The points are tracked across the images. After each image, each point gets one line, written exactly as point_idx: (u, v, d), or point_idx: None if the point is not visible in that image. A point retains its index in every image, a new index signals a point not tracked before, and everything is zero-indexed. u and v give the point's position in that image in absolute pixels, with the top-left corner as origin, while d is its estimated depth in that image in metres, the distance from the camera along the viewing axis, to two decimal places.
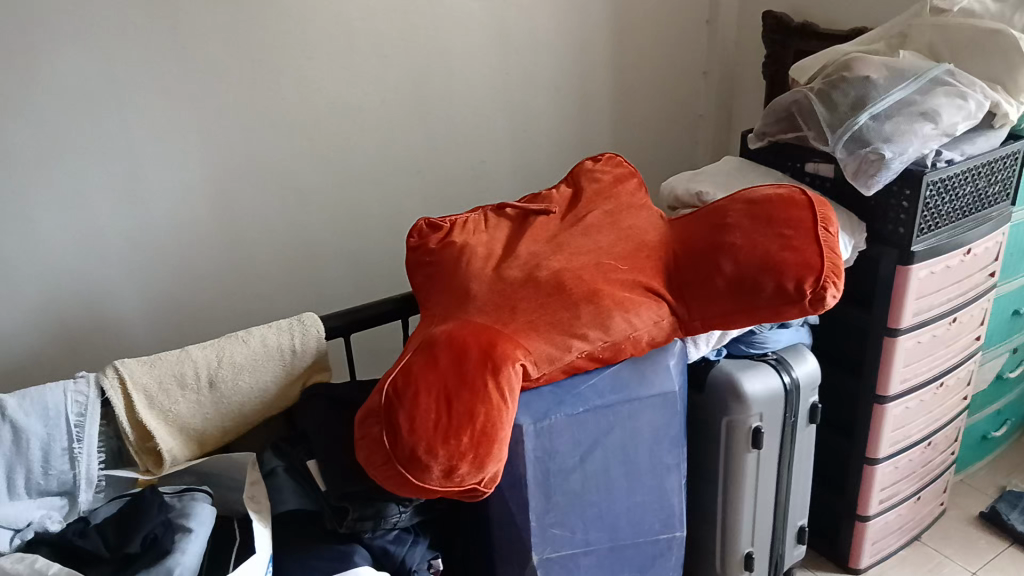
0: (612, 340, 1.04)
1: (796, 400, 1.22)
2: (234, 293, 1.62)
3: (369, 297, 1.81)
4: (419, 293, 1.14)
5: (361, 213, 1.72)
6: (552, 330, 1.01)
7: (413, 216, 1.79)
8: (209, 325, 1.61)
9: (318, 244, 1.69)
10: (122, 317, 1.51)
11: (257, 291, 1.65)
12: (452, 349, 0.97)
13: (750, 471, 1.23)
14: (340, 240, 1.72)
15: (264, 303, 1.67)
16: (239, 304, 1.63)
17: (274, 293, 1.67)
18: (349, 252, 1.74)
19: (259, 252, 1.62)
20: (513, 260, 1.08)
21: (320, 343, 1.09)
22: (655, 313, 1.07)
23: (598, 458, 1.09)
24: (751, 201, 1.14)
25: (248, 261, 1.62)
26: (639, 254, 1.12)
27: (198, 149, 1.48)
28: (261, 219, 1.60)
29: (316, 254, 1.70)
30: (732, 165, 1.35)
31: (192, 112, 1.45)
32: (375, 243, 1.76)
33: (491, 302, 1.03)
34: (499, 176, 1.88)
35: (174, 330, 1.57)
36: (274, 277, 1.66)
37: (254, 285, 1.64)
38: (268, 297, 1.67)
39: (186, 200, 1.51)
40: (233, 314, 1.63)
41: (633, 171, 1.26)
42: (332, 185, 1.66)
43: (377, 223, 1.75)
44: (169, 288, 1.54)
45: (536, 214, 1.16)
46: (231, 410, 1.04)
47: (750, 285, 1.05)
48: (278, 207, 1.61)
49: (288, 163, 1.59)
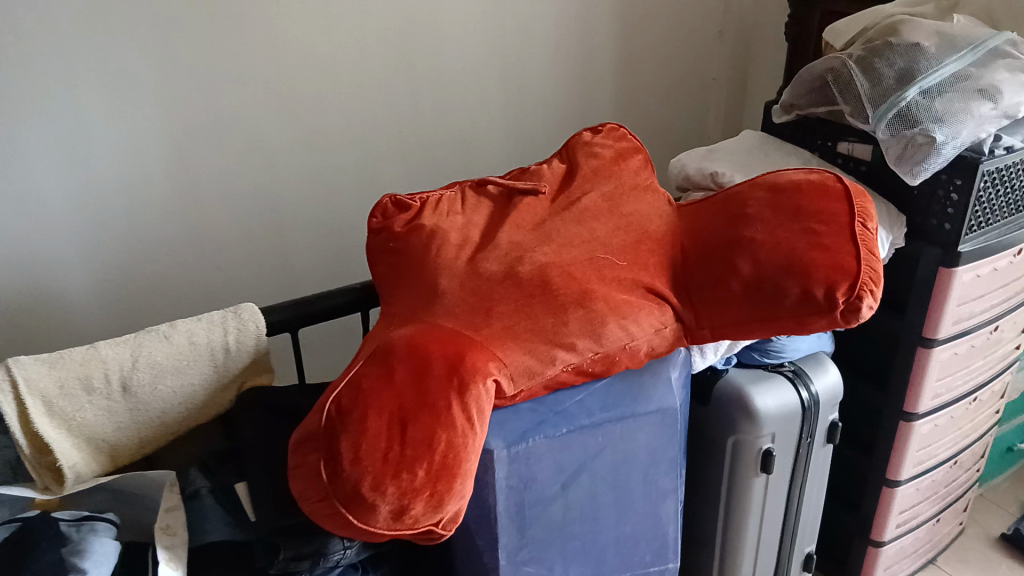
0: (604, 351, 0.87)
1: (815, 418, 1.06)
2: (192, 265, 1.44)
3: (342, 270, 1.63)
4: (381, 285, 0.97)
5: (334, 179, 1.54)
6: (533, 339, 0.84)
7: (393, 183, 1.61)
8: (164, 300, 1.44)
9: (287, 211, 1.51)
10: (63, 291, 1.33)
11: (217, 263, 1.47)
12: (412, 361, 0.80)
13: (756, 497, 1.07)
14: (312, 207, 1.54)
15: (224, 276, 1.49)
16: (198, 276, 1.46)
17: (238, 265, 1.50)
18: (322, 221, 1.56)
19: (218, 220, 1.44)
20: (491, 250, 0.91)
21: (262, 340, 0.93)
22: (658, 319, 0.90)
23: (582, 485, 0.93)
24: (775, 187, 0.96)
25: (208, 228, 1.44)
26: (642, 247, 0.95)
27: (148, 100, 1.29)
28: (222, 183, 1.42)
29: (283, 223, 1.52)
30: (753, 141, 1.17)
31: (140, 55, 1.25)
32: (350, 211, 1.59)
33: (463, 301, 0.86)
34: (490, 140, 1.69)
35: (125, 304, 1.40)
36: (237, 247, 1.48)
37: (214, 254, 1.46)
38: (230, 270, 1.49)
39: (136, 157, 1.32)
40: (192, 289, 1.46)
41: (639, 145, 1.08)
42: (302, 146, 1.47)
43: (354, 189, 1.57)
44: (117, 258, 1.36)
45: (522, 195, 0.99)
46: (150, 417, 0.88)
47: (771, 290, 0.88)
48: (240, 170, 1.43)
49: (253, 121, 1.40)
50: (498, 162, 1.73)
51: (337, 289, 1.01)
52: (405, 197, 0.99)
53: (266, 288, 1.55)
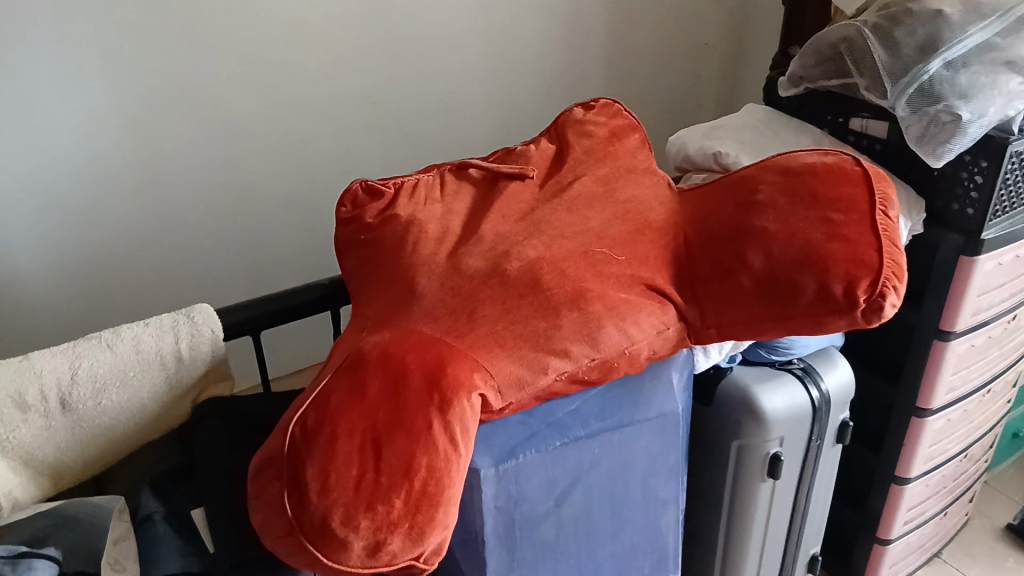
0: (602, 357, 0.78)
1: (825, 419, 0.99)
2: (153, 248, 1.39)
3: (316, 250, 1.58)
4: (352, 282, 0.87)
5: (306, 155, 1.47)
6: (522, 345, 0.75)
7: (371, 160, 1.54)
8: (127, 286, 1.40)
9: (255, 189, 1.45)
10: (19, 278, 1.29)
11: (181, 247, 1.42)
12: (387, 374, 0.71)
13: (762, 503, 1.00)
14: (281, 183, 1.47)
15: (190, 261, 1.44)
16: (164, 257, 1.41)
17: (206, 245, 1.44)
18: (292, 199, 1.50)
19: (181, 202, 1.38)
20: (473, 244, 0.81)
21: (220, 344, 0.84)
22: (660, 319, 0.82)
23: (577, 500, 0.85)
24: (787, 170, 0.87)
25: (172, 208, 1.38)
26: (642, 239, 0.85)
27: (106, 72, 1.23)
28: (186, 159, 1.35)
29: (252, 203, 1.46)
30: (758, 117, 1.08)
31: (93, 22, 1.19)
32: (323, 188, 1.52)
33: (444, 303, 0.77)
34: (472, 112, 1.61)
35: (85, 291, 1.36)
36: (204, 227, 1.43)
37: (179, 235, 1.40)
38: (194, 254, 1.44)
39: (92, 133, 1.26)
40: (156, 274, 1.42)
41: (635, 123, 0.98)
42: (268, 118, 1.40)
43: (327, 166, 1.50)
44: (77, 240, 1.31)
45: (508, 181, 0.89)
46: (94, 434, 0.79)
47: (784, 287, 0.80)
48: (204, 150, 1.37)
49: (216, 94, 1.33)
50: (479, 136, 1.64)
51: (305, 286, 0.91)
52: (376, 182, 0.88)
53: (236, 273, 1.50)
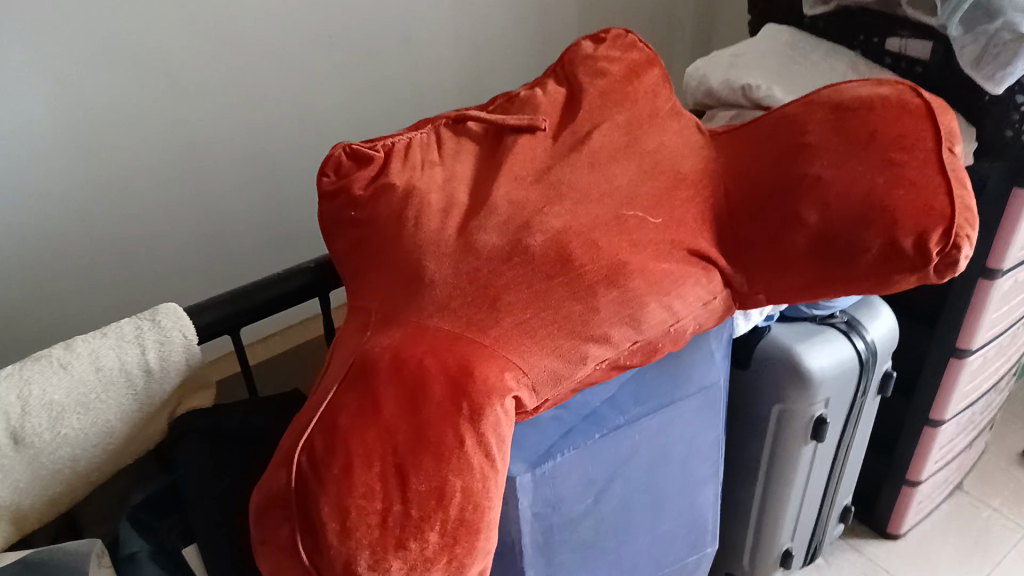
0: (644, 339, 0.68)
1: (869, 373, 0.91)
2: (101, 215, 1.32)
3: (285, 205, 1.54)
4: (342, 265, 0.75)
5: (269, 99, 1.41)
6: (556, 334, 0.65)
7: (335, 107, 1.50)
8: (80, 258, 1.33)
9: (208, 145, 1.38)
10: None
11: (133, 210, 1.35)
12: (405, 383, 0.60)
13: (803, 467, 0.93)
14: (235, 135, 1.40)
15: (143, 227, 1.37)
16: (119, 225, 1.35)
17: (162, 207, 1.39)
18: (249, 151, 1.44)
19: (127, 164, 1.31)
20: (487, 217, 0.70)
21: (194, 350, 0.71)
22: (705, 288, 0.71)
23: (617, 492, 0.76)
24: (837, 107, 0.76)
25: (121, 172, 1.31)
26: (677, 196, 0.74)
27: (31, 31, 1.15)
28: (129, 118, 1.28)
29: (210, 158, 1.39)
30: (782, 42, 0.97)
31: None
32: (285, 135, 1.47)
33: (462, 292, 0.65)
34: (438, 38, 1.55)
35: (34, 265, 1.28)
36: (158, 188, 1.36)
37: (131, 201, 1.35)
38: (143, 219, 1.37)
39: (26, 94, 1.18)
40: (107, 242, 1.35)
41: (652, 57, 0.85)
42: (221, 65, 1.33)
43: (284, 112, 1.44)
44: (23, 216, 1.25)
45: (517, 136, 0.77)
46: (56, 466, 0.67)
47: (845, 244, 0.70)
48: (153, 106, 1.29)
49: (161, 41, 1.25)
50: (445, 65, 1.60)
51: (289, 272, 0.79)
52: (363, 147, 0.75)
53: (195, 233, 1.44)
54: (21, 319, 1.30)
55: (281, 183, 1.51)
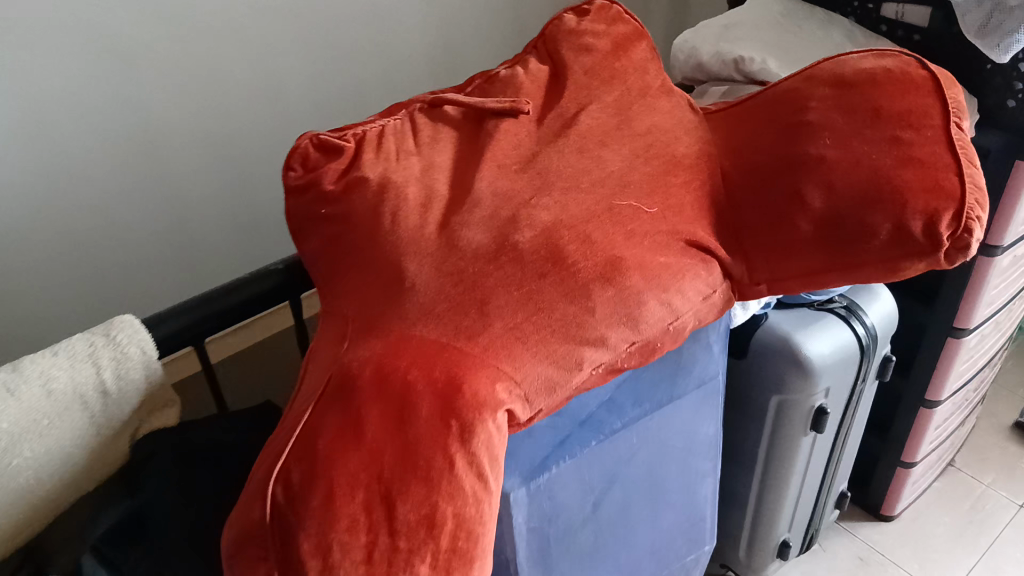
0: (642, 339, 0.63)
1: (870, 357, 0.88)
2: (69, 195, 1.39)
3: (248, 179, 1.58)
4: (313, 267, 0.69)
5: (226, 77, 1.44)
6: (550, 339, 0.60)
7: (297, 81, 1.53)
8: (53, 236, 1.41)
9: (166, 125, 1.42)
10: None
11: (98, 191, 1.42)
12: (388, 402, 0.55)
13: (802, 456, 0.90)
14: (195, 115, 1.45)
15: (102, 207, 1.43)
16: (80, 199, 1.40)
17: (119, 187, 1.43)
18: (208, 132, 1.48)
19: (85, 146, 1.36)
20: (470, 213, 0.64)
21: (155, 365, 0.66)
22: (705, 281, 0.67)
23: (615, 498, 0.72)
24: (839, 82, 0.71)
25: (80, 153, 1.36)
26: (673, 182, 0.69)
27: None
28: (82, 99, 1.32)
29: (164, 137, 1.43)
30: (776, 9, 0.91)
31: None
32: (244, 111, 1.50)
33: (446, 297, 0.60)
34: (395, 7, 1.58)
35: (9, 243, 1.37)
36: (111, 168, 1.40)
37: (87, 181, 1.39)
38: (101, 200, 1.42)
39: None
40: (80, 221, 1.42)
41: (641, 30, 0.79)
42: (177, 45, 1.36)
43: (243, 89, 1.48)
44: None
45: (499, 120, 0.71)
46: (9, 503, 0.61)
47: (853, 230, 0.65)
48: (105, 87, 1.33)
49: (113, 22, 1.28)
50: (409, 37, 1.64)
51: (256, 274, 0.73)
52: (332, 137, 0.69)
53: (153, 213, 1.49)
54: (5, 291, 1.40)
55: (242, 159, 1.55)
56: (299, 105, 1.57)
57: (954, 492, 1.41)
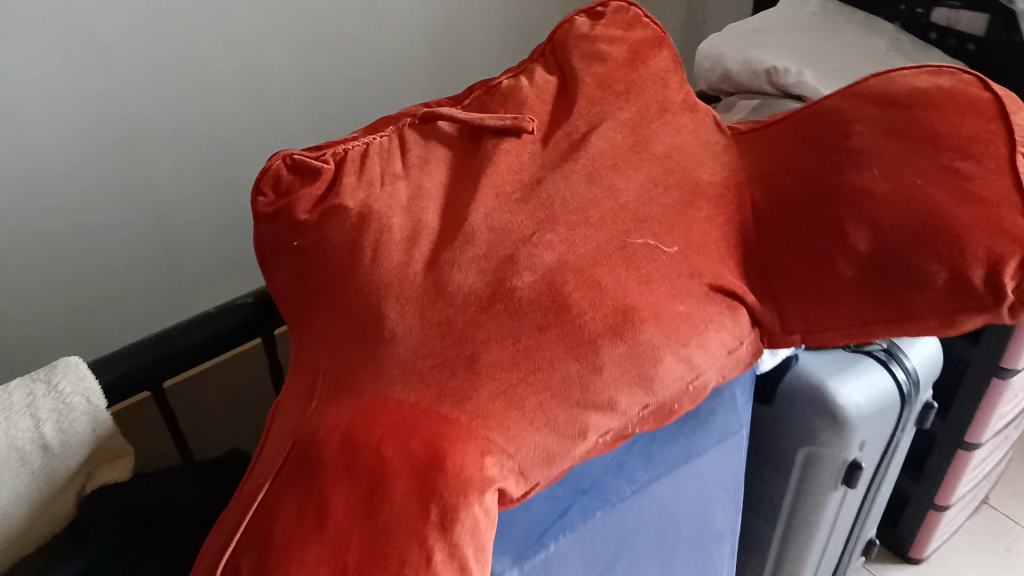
0: (657, 402, 0.55)
1: (910, 405, 0.80)
2: (59, 216, 1.25)
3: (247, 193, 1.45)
4: (281, 304, 0.61)
5: (222, 82, 1.30)
6: (550, 403, 0.52)
7: (296, 86, 1.40)
8: (40, 260, 1.27)
9: (147, 125, 1.26)
10: None
11: (89, 208, 1.27)
12: (357, 480, 0.47)
13: (831, 510, 0.82)
14: (171, 108, 1.27)
15: (95, 224, 1.30)
16: (72, 219, 1.27)
17: (112, 203, 1.29)
18: (194, 130, 1.31)
19: (74, 162, 1.22)
20: (461, 249, 0.56)
21: (103, 416, 0.58)
22: (732, 333, 0.58)
23: (623, 570, 0.64)
24: (886, 100, 0.61)
25: (66, 172, 1.22)
26: (695, 215, 0.60)
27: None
28: (68, 110, 1.17)
29: (161, 151, 1.30)
30: (809, 14, 0.83)
31: None
32: (237, 112, 1.35)
33: (430, 353, 0.52)
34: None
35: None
36: (104, 185, 1.27)
37: (79, 199, 1.26)
38: (92, 217, 1.28)
39: None
40: (72, 241, 1.29)
41: (661, 35, 0.70)
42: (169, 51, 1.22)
43: (230, 86, 1.31)
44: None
45: (497, 140, 0.62)
46: None
47: (902, 276, 0.56)
48: (94, 99, 1.18)
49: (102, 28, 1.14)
50: (409, 29, 1.49)
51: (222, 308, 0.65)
52: (307, 158, 0.61)
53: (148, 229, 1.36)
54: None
55: (237, 171, 1.40)
56: (296, 102, 1.42)
57: (990, 534, 1.34)
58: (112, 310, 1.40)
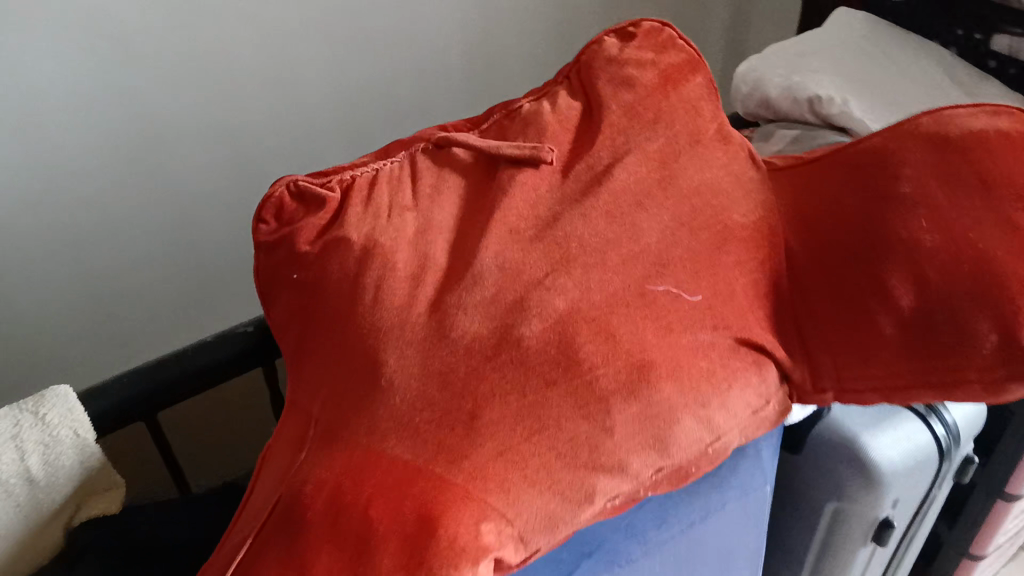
0: (672, 465, 0.51)
1: (949, 460, 0.75)
2: (84, 216, 1.24)
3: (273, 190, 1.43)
4: (279, 336, 0.58)
5: (250, 84, 1.27)
6: (555, 465, 0.48)
7: (326, 88, 1.37)
8: (66, 258, 1.27)
9: (172, 126, 1.24)
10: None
11: (114, 208, 1.27)
12: (346, 543, 0.44)
13: (858, 564, 0.80)
14: (197, 109, 1.24)
15: (120, 223, 1.29)
16: (97, 218, 1.26)
17: (137, 202, 1.28)
18: (219, 128, 1.29)
19: (101, 162, 1.21)
20: (468, 291, 0.52)
21: (92, 449, 0.56)
22: (756, 392, 0.54)
23: None
24: (940, 140, 0.56)
25: (93, 174, 1.21)
26: (723, 259, 0.56)
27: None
28: (95, 112, 1.16)
29: (187, 151, 1.28)
30: (857, 42, 0.78)
31: None
32: (264, 112, 1.32)
33: (427, 405, 0.48)
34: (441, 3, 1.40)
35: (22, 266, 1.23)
36: (130, 185, 1.26)
37: (105, 198, 1.25)
38: (117, 216, 1.27)
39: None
40: (97, 239, 1.28)
41: (696, 59, 0.66)
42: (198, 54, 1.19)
43: (258, 88, 1.28)
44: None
45: (514, 170, 0.59)
46: None
47: (948, 341, 0.51)
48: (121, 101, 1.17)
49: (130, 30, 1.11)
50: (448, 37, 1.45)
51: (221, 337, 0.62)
52: (311, 186, 0.58)
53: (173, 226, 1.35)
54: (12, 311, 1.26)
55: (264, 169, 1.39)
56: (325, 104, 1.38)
57: None
58: (134, 307, 1.39)
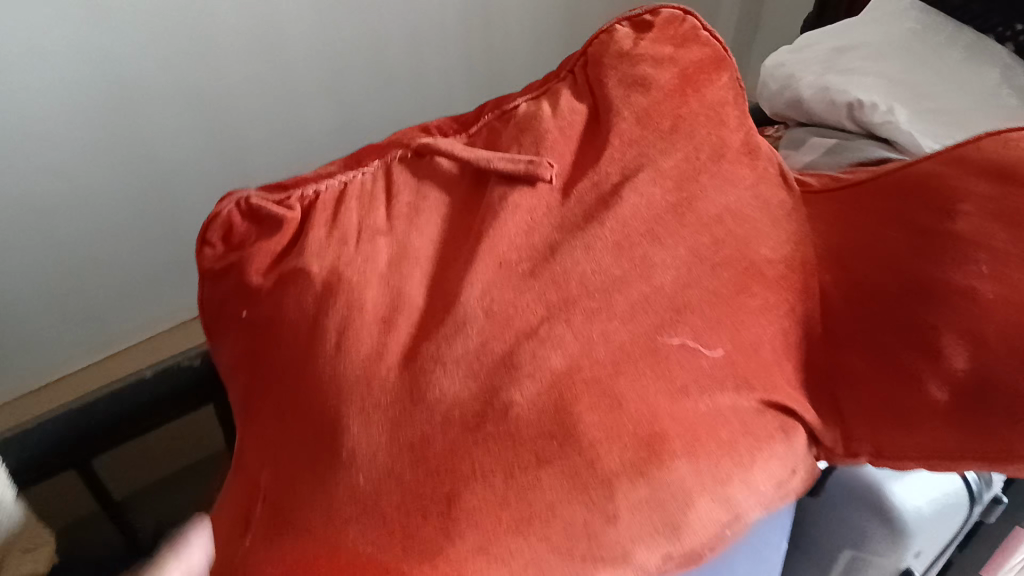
0: (686, 552, 0.44)
1: (977, 502, 0.69)
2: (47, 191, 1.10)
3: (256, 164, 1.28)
4: (227, 378, 0.50)
5: (230, 38, 1.12)
6: (549, 560, 0.41)
7: (314, 50, 1.22)
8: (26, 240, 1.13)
9: (146, 90, 1.09)
10: None
11: (81, 185, 1.12)
12: None
13: None
14: (169, 67, 1.09)
15: (89, 201, 1.15)
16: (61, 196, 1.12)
17: (107, 178, 1.14)
18: (200, 97, 1.15)
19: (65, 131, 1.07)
20: (449, 343, 0.44)
21: (12, 510, 0.48)
22: (781, 463, 0.47)
23: None
24: (1005, 169, 0.47)
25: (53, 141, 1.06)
26: (747, 303, 0.48)
27: None
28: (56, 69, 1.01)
29: (161, 119, 1.13)
30: (895, 40, 0.69)
31: None
32: (247, 75, 1.18)
33: (393, 487, 0.40)
34: None
35: None
36: (101, 158, 1.12)
37: (69, 171, 1.10)
38: (87, 195, 1.14)
39: None
40: (62, 218, 1.14)
41: (721, 56, 0.56)
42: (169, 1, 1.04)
43: (241, 40, 1.13)
44: None
45: (506, 190, 0.50)
46: None
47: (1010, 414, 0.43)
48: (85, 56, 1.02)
49: None
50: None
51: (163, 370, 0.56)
52: (266, 203, 0.49)
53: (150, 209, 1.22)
54: None
55: (249, 142, 1.25)
56: (314, 67, 1.24)
57: None
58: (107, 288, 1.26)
